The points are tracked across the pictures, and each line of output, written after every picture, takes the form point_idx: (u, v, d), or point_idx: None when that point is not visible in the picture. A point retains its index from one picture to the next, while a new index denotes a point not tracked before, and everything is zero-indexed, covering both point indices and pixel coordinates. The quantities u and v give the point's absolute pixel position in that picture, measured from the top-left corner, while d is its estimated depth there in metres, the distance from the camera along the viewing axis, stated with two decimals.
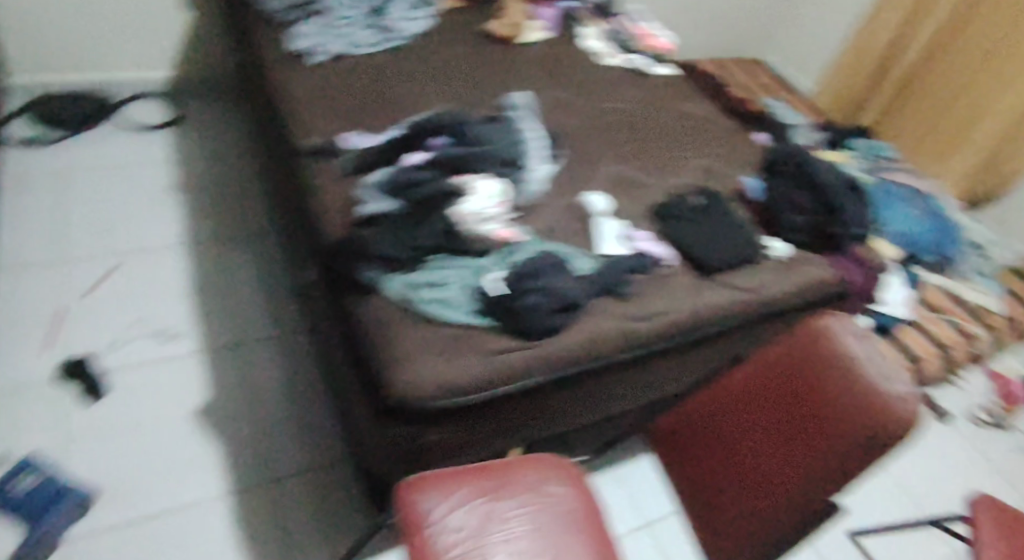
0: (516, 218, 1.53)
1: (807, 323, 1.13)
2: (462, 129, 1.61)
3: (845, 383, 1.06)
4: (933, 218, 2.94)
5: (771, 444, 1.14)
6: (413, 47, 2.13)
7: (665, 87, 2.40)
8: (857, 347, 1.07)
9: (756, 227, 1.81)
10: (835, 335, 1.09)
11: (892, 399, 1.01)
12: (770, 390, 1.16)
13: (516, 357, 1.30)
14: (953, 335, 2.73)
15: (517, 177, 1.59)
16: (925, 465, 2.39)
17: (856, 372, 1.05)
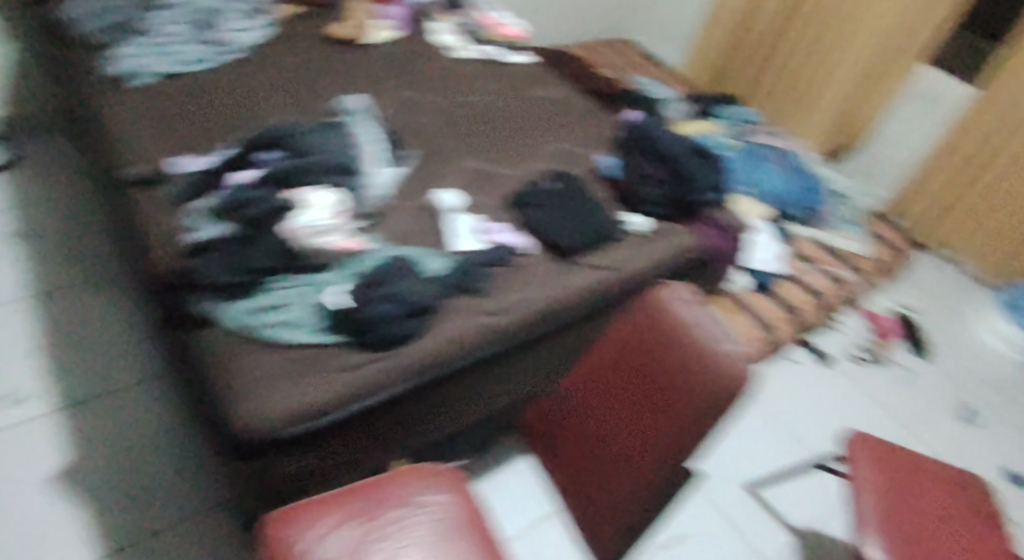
0: (361, 226, 1.47)
1: (643, 298, 1.13)
2: (294, 141, 1.54)
3: (683, 350, 1.07)
4: (794, 175, 3.07)
5: (623, 420, 1.14)
6: (251, 60, 1.98)
7: (523, 74, 2.36)
8: (691, 315, 1.10)
9: (614, 203, 1.82)
10: (669, 305, 1.11)
11: (726, 360, 1.03)
12: (615, 368, 1.15)
13: (369, 370, 1.25)
14: (827, 283, 2.80)
15: (357, 184, 1.53)
16: (812, 412, 2.43)
17: (691, 339, 1.07)
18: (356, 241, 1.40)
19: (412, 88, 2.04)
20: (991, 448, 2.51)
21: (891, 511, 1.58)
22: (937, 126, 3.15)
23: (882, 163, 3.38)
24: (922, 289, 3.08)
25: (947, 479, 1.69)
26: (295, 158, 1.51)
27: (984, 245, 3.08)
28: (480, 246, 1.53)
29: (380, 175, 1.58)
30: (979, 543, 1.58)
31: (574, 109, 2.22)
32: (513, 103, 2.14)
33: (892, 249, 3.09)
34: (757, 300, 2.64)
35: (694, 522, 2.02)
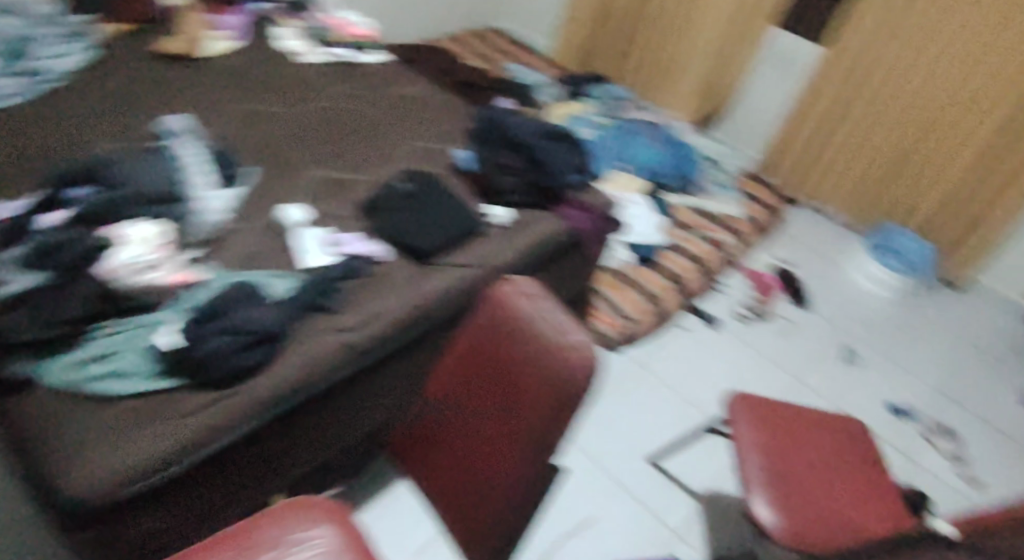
0: (192, 256, 1.38)
1: (489, 295, 1.09)
2: (106, 172, 1.42)
3: (532, 346, 1.03)
4: (665, 145, 3.11)
5: (487, 425, 1.11)
6: (72, 86, 1.77)
7: (379, 70, 2.24)
8: (538, 308, 1.05)
9: (475, 197, 1.77)
10: (515, 301, 1.07)
11: (572, 352, 0.99)
12: (473, 371, 1.12)
13: (214, 411, 1.16)
14: (706, 248, 2.85)
15: (184, 211, 1.43)
16: (704, 377, 2.47)
17: (538, 333, 1.03)
18: (184, 274, 1.32)
19: (255, 94, 1.90)
20: (872, 385, 2.63)
21: (773, 467, 1.62)
22: (794, 84, 3.26)
23: (749, 124, 3.50)
24: (797, 241, 3.19)
25: (823, 426, 1.75)
26: (109, 191, 1.39)
27: (849, 192, 3.24)
28: (330, 260, 1.45)
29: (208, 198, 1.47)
30: (859, 484, 1.64)
31: (435, 101, 2.13)
32: (368, 102, 2.04)
33: (766, 207, 3.18)
34: (640, 274, 2.65)
35: (602, 504, 2.01)
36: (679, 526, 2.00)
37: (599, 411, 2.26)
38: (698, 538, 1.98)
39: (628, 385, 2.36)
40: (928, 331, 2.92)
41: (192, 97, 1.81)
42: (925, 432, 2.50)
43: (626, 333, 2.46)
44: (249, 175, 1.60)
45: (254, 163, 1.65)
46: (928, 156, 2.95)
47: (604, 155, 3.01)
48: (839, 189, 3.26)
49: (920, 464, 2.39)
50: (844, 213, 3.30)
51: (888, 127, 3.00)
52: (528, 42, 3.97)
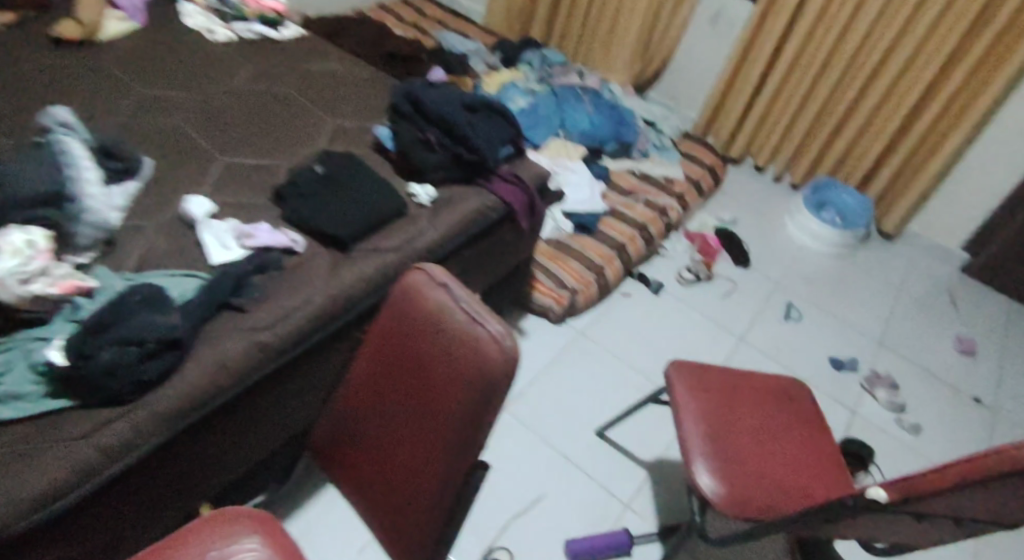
0: (82, 261, 1.27)
1: (399, 287, 1.02)
2: None
3: (446, 340, 0.96)
4: (602, 109, 3.03)
5: (409, 421, 1.05)
6: None
7: (293, 45, 2.12)
8: (449, 298, 0.97)
9: (396, 175, 1.68)
10: (425, 291, 0.99)
11: (486, 347, 0.92)
12: (391, 367, 1.06)
13: (110, 431, 1.09)
14: (648, 212, 2.77)
15: (71, 213, 1.26)
16: (648, 342, 2.46)
17: (451, 326, 0.96)
18: (73, 281, 1.19)
19: (155, 79, 1.76)
20: (813, 339, 2.67)
21: (713, 435, 1.61)
22: (728, 42, 3.23)
23: (685, 84, 3.46)
24: (735, 200, 3.21)
25: (762, 390, 1.74)
26: None
27: (786, 148, 3.24)
28: (238, 253, 1.36)
29: (96, 196, 1.30)
30: (799, 446, 1.64)
31: (354, 75, 2.02)
32: (281, 80, 1.92)
33: (707, 168, 3.14)
34: (581, 243, 2.58)
35: (549, 479, 2.00)
36: (627, 495, 2.00)
37: (543, 385, 2.23)
38: (646, 506, 1.99)
39: (573, 356, 2.34)
40: (864, 284, 2.97)
41: (84, 81, 1.68)
42: (865, 382, 2.55)
43: (568, 304, 2.39)
44: (144, 165, 1.46)
45: (154, 152, 1.53)
46: (861, 109, 2.96)
47: (538, 122, 2.93)
48: (775, 145, 3.27)
49: (859, 415, 2.45)
50: (782, 170, 3.31)
51: (821, 81, 2.99)
52: (458, 8, 3.85)
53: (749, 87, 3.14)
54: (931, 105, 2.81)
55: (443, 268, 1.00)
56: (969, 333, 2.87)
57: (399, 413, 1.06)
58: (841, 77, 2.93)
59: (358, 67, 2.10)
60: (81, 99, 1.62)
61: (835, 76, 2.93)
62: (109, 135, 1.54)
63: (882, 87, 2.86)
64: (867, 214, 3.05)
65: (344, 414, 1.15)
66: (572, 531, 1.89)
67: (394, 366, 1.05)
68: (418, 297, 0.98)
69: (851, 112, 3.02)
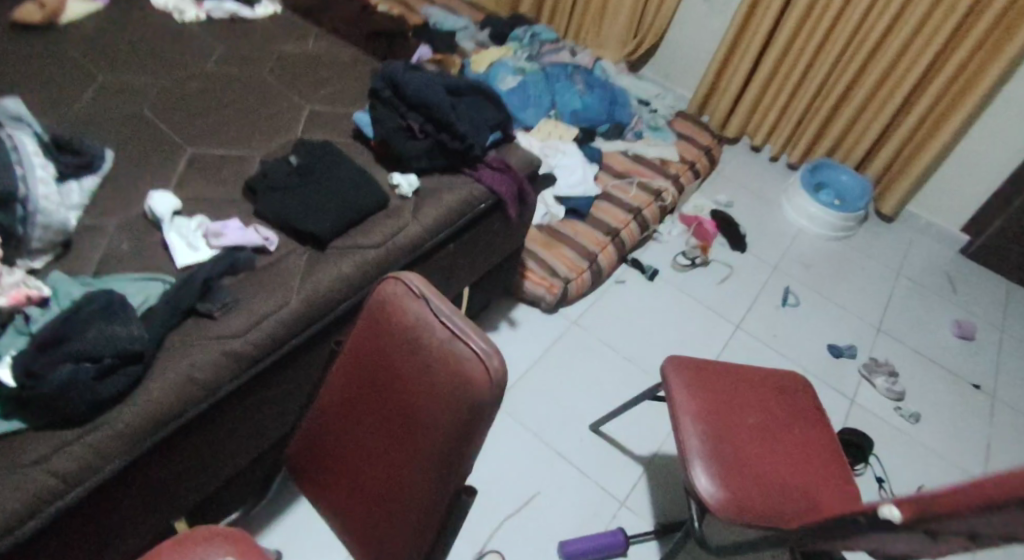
0: (33, 266, 1.18)
1: (374, 297, 0.92)
2: None
3: (427, 358, 0.87)
4: (594, 89, 2.94)
5: (386, 443, 0.96)
6: None
7: (268, 25, 2.00)
8: (428, 310, 0.88)
9: (378, 165, 1.57)
10: (403, 303, 0.89)
11: (471, 366, 0.83)
12: (366, 384, 0.97)
13: (67, 455, 1.01)
14: (643, 196, 2.68)
15: (28, 213, 1.18)
16: (643, 332, 2.38)
17: (431, 342, 0.87)
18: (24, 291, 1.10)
19: (119, 65, 1.66)
20: (812, 326, 2.60)
21: (712, 436, 1.54)
22: (724, 17, 3.11)
23: (680, 61, 3.36)
24: (731, 182, 3.13)
25: (763, 388, 1.66)
26: None
27: (783, 128, 3.15)
28: (205, 253, 1.28)
29: (53, 206, 1.20)
30: (802, 447, 1.57)
31: (333, 57, 1.91)
32: (256, 62, 1.82)
33: (702, 150, 3.04)
34: (573, 229, 2.49)
35: (542, 477, 1.93)
36: (622, 492, 1.94)
37: (535, 377, 2.16)
38: (642, 505, 1.93)
39: (566, 347, 2.26)
40: (862, 267, 2.91)
41: (41, 68, 1.57)
42: (863, 370, 2.49)
43: (562, 293, 2.29)
44: (106, 158, 1.38)
45: (115, 145, 1.44)
46: (861, 88, 2.86)
47: (528, 104, 2.84)
48: (773, 124, 3.17)
49: (857, 404, 2.39)
50: (779, 150, 3.22)
51: (820, 58, 2.89)
52: None
53: (745, 64, 3.03)
54: (933, 83, 2.72)
55: (422, 277, 0.90)
56: (969, 318, 2.81)
57: (374, 433, 0.97)
58: (841, 53, 2.83)
59: (336, 48, 1.99)
60: (37, 88, 1.52)
61: (834, 54, 2.83)
62: (67, 127, 1.44)
63: (882, 65, 2.76)
64: (866, 197, 2.98)
65: (316, 432, 1.07)
66: (566, 534, 1.83)
67: (369, 383, 0.96)
68: (395, 311, 0.89)
69: (850, 90, 2.92)
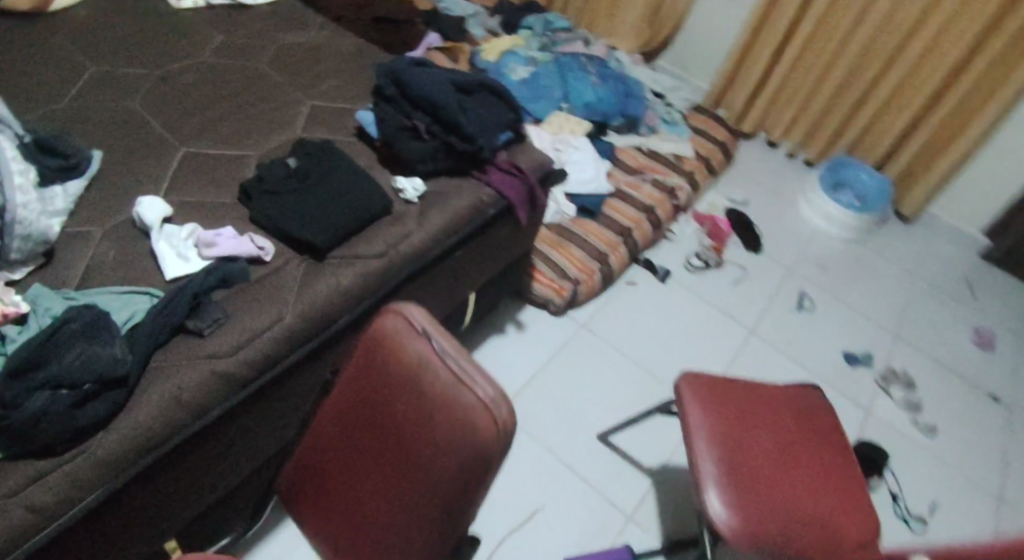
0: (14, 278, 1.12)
1: (374, 331, 0.86)
2: None
3: (428, 401, 0.81)
4: (609, 81, 2.82)
5: (380, 484, 0.90)
6: None
7: (269, 12, 1.92)
8: (431, 349, 0.81)
9: (381, 167, 1.49)
10: (404, 340, 0.83)
11: (476, 413, 0.76)
12: (361, 421, 0.90)
13: (43, 485, 0.96)
14: (656, 194, 2.59)
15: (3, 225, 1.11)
16: (654, 336, 2.31)
17: (433, 384, 0.80)
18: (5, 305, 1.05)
19: (109, 56, 1.58)
20: (827, 332, 2.52)
21: (726, 458, 1.47)
22: (743, 7, 3.00)
23: (696, 52, 3.25)
24: (747, 178, 3.03)
25: (780, 408, 1.59)
26: None
27: (801, 124, 3.05)
28: (196, 264, 1.21)
29: (30, 214, 1.13)
30: (820, 472, 1.50)
31: (336, 49, 1.83)
32: (255, 53, 1.74)
33: (718, 145, 2.95)
34: (585, 229, 2.39)
35: (546, 488, 1.87)
36: (629, 506, 1.88)
37: (541, 383, 2.08)
38: (650, 519, 1.87)
39: (575, 352, 2.19)
40: (881, 270, 2.82)
41: (27, 61, 1.49)
42: (880, 380, 2.41)
43: (571, 296, 2.22)
44: (93, 160, 1.31)
45: (105, 144, 1.37)
46: (883, 86, 2.76)
47: (539, 97, 2.75)
48: (791, 120, 3.07)
49: (872, 415, 2.31)
50: (797, 146, 3.12)
51: (842, 53, 2.78)
52: None
53: (764, 57, 2.92)
54: (959, 83, 2.61)
55: (426, 312, 0.84)
56: (989, 325, 2.72)
57: (369, 473, 0.91)
58: (864, 48, 2.72)
59: (339, 37, 1.90)
60: (24, 81, 1.45)
61: (857, 50, 2.72)
62: (55, 125, 1.38)
63: (907, 63, 2.66)
64: (885, 197, 2.88)
65: (307, 464, 1.00)
66: (569, 549, 1.77)
67: (365, 419, 0.89)
68: (395, 348, 0.82)
69: (873, 86, 2.81)
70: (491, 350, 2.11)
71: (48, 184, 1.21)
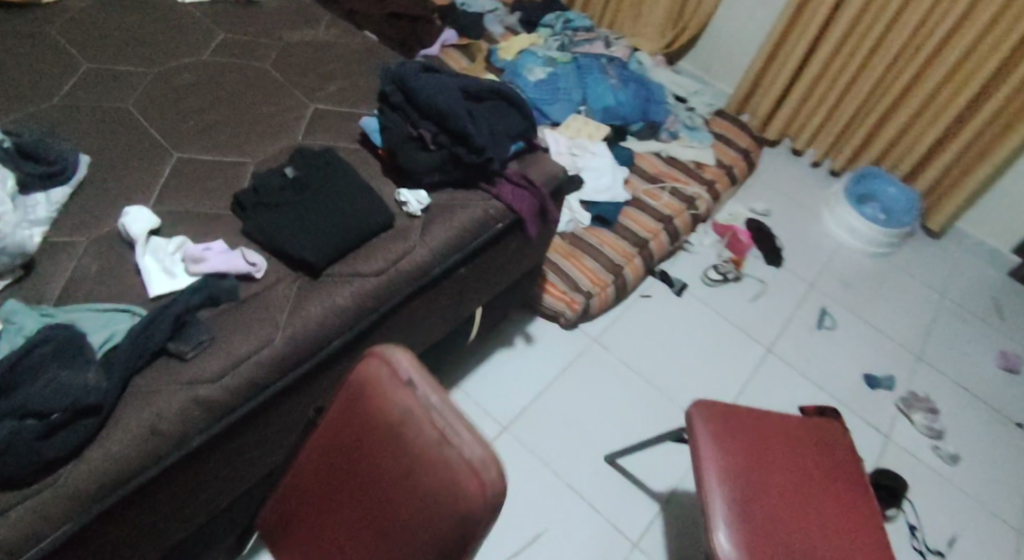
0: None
1: (356, 375, 0.78)
2: None
3: (409, 457, 0.73)
4: (629, 84, 2.73)
5: (354, 545, 0.81)
6: None
7: (276, 9, 1.86)
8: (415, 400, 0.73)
9: (384, 177, 1.41)
10: (387, 388, 0.75)
11: (458, 476, 0.69)
12: (338, 470, 0.82)
13: (7, 521, 0.89)
14: (675, 204, 2.50)
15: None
16: (668, 353, 2.22)
17: (415, 440, 0.72)
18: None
19: (106, 55, 1.52)
20: (849, 352, 2.41)
21: (739, 498, 1.39)
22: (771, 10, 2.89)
23: (720, 55, 3.15)
24: (769, 188, 2.93)
25: (798, 442, 1.50)
26: None
27: (828, 132, 2.94)
28: (183, 281, 1.15)
29: (10, 226, 1.06)
30: (839, 513, 1.41)
31: (344, 48, 1.76)
32: (260, 52, 1.67)
33: (740, 153, 2.85)
34: (600, 239, 2.31)
35: (549, 511, 1.79)
36: (634, 532, 1.80)
37: (549, 400, 1.99)
38: (655, 548, 1.79)
39: (586, 366, 2.10)
40: (907, 287, 2.71)
41: (20, 58, 1.44)
42: (902, 404, 2.30)
43: (583, 309, 2.13)
44: (80, 163, 1.25)
45: (94, 147, 1.31)
46: (915, 96, 2.64)
47: (558, 98, 2.66)
48: (818, 127, 2.95)
49: (893, 441, 2.20)
50: (823, 155, 3.01)
51: (872, 59, 2.66)
52: None
53: (790, 62, 2.82)
54: (996, 94, 2.49)
55: (412, 358, 0.76)
56: (1019, 349, 2.60)
57: (343, 531, 0.83)
58: (895, 56, 2.61)
59: (348, 37, 1.83)
60: (16, 78, 1.40)
61: (889, 57, 2.61)
62: (43, 125, 1.32)
63: (940, 73, 2.54)
64: (912, 211, 2.77)
65: (280, 513, 0.92)
66: None
67: (341, 473, 0.81)
68: (378, 397, 0.75)
69: (904, 95, 2.69)
70: (498, 363, 2.03)
71: (28, 191, 1.17)
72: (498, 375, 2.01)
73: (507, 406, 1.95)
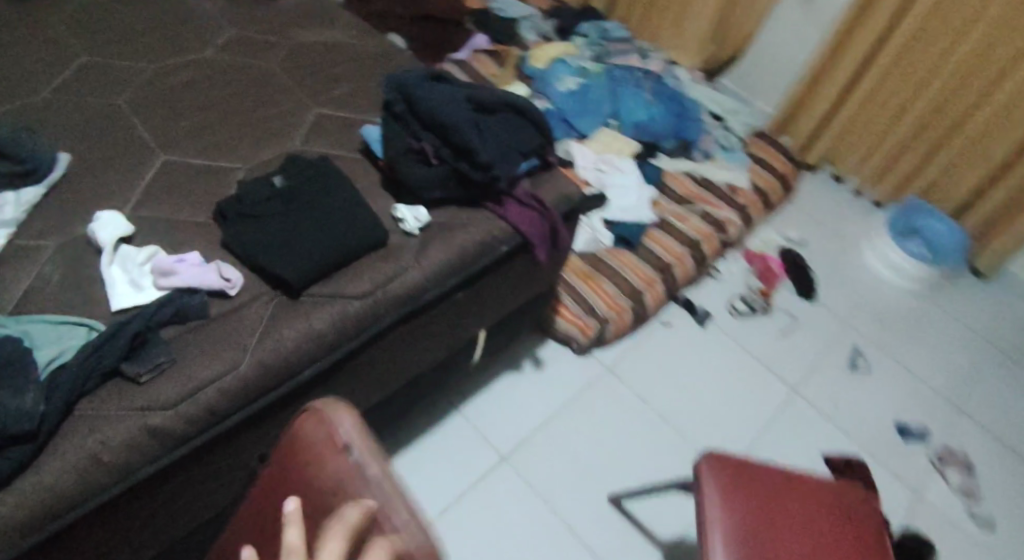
0: None
1: (293, 436, 0.73)
2: None
3: (324, 528, 0.65)
4: (664, 100, 2.62)
5: None
6: None
7: (292, 7, 1.79)
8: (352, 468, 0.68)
9: (383, 191, 1.32)
10: (326, 454, 0.70)
11: (379, 550, 0.62)
12: (255, 538, 0.74)
13: None
14: (704, 227, 2.36)
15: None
16: (686, 388, 2.08)
17: (343, 512, 0.66)
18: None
19: (108, 49, 1.47)
20: (883, 398, 2.25)
21: None
22: (820, 27, 2.74)
23: (763, 73, 3.01)
24: (807, 215, 2.77)
25: (815, 505, 1.37)
26: None
27: (873, 160, 2.77)
28: (151, 295, 1.07)
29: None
30: None
31: (358, 51, 1.68)
32: (268, 51, 1.60)
33: (778, 178, 2.70)
34: (622, 261, 2.17)
35: (543, 553, 1.68)
36: None
37: (554, 430, 1.88)
38: None
39: (596, 397, 1.98)
40: (950, 330, 2.53)
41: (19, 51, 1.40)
42: (935, 459, 2.13)
43: (596, 335, 2.02)
44: (58, 162, 1.20)
45: (76, 145, 1.25)
46: (968, 126, 2.47)
47: (587, 110, 2.55)
48: (863, 154, 2.79)
49: (923, 499, 2.04)
50: (866, 184, 2.84)
51: (924, 86, 2.50)
52: None
53: (836, 85, 2.67)
54: None
55: (357, 424, 0.73)
56: None
57: None
58: (950, 83, 2.44)
59: (367, 39, 1.75)
60: (10, 72, 1.36)
61: (942, 84, 2.44)
62: (28, 120, 1.27)
63: (997, 104, 2.37)
64: (958, 251, 2.59)
65: None
66: None
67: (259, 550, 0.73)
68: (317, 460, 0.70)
69: (957, 126, 2.52)
70: (503, 388, 1.92)
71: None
72: (502, 401, 1.90)
73: (509, 434, 1.84)
